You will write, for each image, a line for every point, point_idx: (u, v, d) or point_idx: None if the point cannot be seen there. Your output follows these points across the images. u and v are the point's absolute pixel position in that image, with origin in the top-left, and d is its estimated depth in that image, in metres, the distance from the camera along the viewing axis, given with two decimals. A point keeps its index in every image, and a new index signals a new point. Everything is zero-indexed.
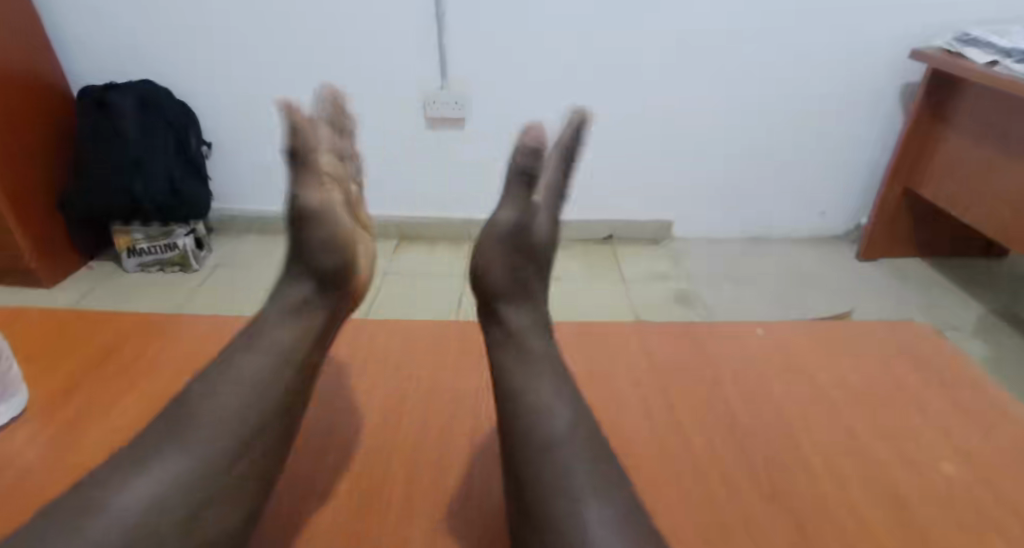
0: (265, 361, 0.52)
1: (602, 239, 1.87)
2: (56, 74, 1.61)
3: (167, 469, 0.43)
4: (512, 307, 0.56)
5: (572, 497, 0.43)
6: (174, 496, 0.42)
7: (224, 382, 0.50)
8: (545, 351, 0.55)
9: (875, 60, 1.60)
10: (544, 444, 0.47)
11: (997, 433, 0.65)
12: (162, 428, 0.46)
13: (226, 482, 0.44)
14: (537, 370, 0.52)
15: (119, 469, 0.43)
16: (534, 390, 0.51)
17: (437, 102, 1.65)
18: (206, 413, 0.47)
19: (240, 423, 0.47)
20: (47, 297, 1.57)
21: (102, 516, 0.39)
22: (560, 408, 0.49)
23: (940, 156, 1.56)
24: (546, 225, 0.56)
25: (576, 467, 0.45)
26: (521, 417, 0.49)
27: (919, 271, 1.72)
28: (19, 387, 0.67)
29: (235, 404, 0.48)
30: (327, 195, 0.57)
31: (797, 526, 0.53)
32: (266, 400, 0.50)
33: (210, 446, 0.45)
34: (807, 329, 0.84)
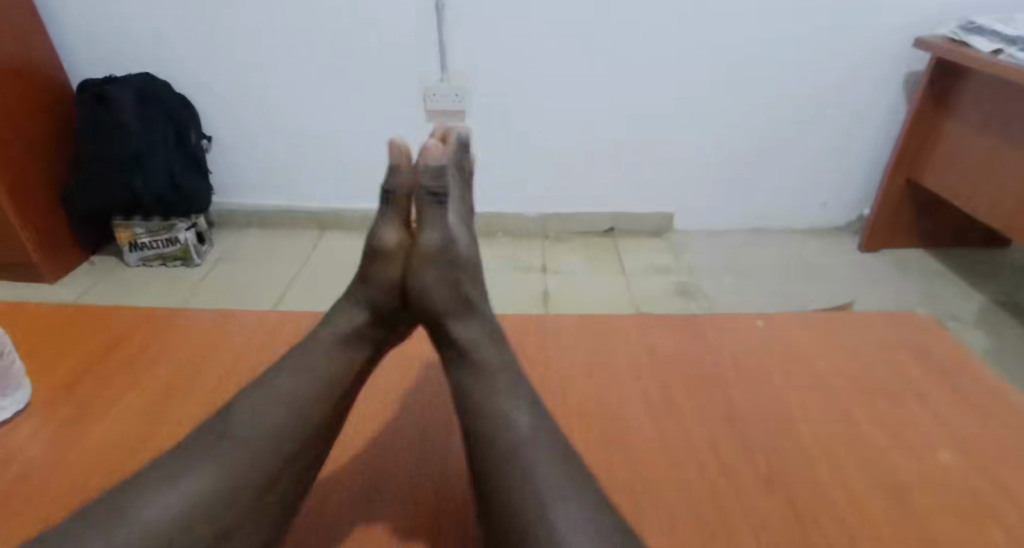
0: (305, 387, 0.54)
1: (602, 232, 1.87)
2: (55, 68, 1.61)
3: (204, 483, 0.44)
4: (460, 323, 0.60)
5: (536, 500, 0.43)
6: (209, 513, 0.43)
7: (266, 402, 0.52)
8: (501, 363, 0.56)
9: (878, 49, 1.59)
10: (510, 449, 0.47)
11: (997, 423, 0.65)
12: (204, 439, 0.48)
13: (255, 506, 0.46)
14: (494, 383, 0.53)
15: (160, 477, 0.44)
16: (495, 404, 0.51)
17: (437, 94, 1.67)
18: (248, 432, 0.49)
19: (280, 446, 0.50)
20: (50, 292, 1.57)
21: (139, 524, 0.40)
22: (520, 416, 0.50)
23: (943, 146, 1.55)
24: (466, 236, 0.65)
25: (545, 472, 0.45)
26: (487, 427, 0.49)
27: (922, 262, 1.71)
28: (23, 382, 0.68)
29: (274, 427, 0.50)
30: (393, 236, 0.65)
31: (797, 517, 0.53)
32: (302, 429, 0.52)
33: (249, 467, 0.47)
34: (808, 320, 0.84)
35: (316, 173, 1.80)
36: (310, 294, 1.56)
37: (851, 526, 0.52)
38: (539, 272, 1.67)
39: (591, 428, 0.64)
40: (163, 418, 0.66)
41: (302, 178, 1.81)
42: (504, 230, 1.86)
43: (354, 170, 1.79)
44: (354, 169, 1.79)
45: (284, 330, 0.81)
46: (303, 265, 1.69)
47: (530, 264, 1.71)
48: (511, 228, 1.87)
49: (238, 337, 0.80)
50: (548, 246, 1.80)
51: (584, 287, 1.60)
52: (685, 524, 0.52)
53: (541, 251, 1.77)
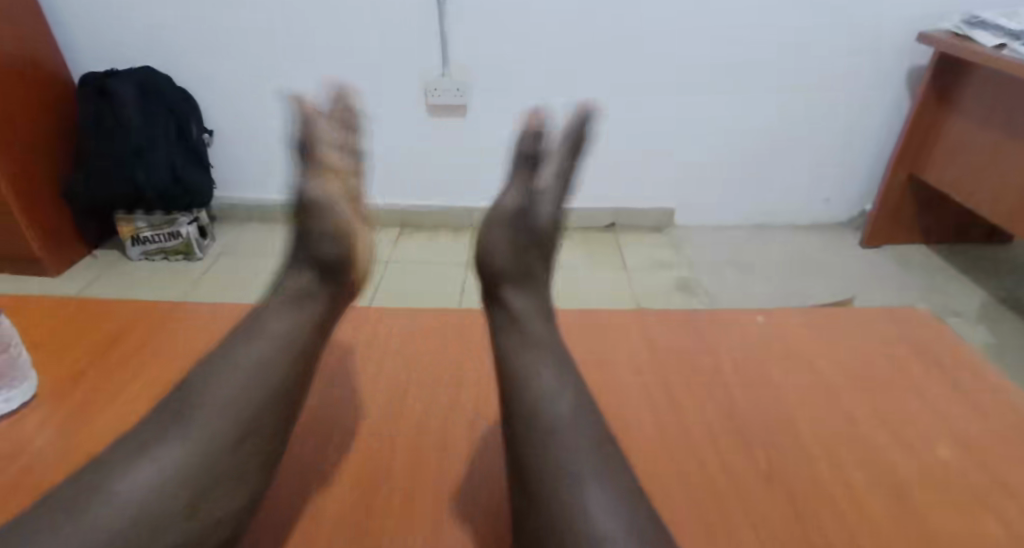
0: (267, 352, 0.54)
1: (604, 227, 1.87)
2: (57, 61, 1.61)
3: (166, 460, 0.45)
4: (515, 291, 0.58)
5: (574, 484, 0.43)
6: (176, 486, 0.44)
7: (225, 372, 0.52)
8: (545, 336, 0.56)
9: (882, 43, 1.58)
10: (547, 427, 0.47)
11: (995, 418, 0.65)
12: (164, 416, 0.48)
13: (226, 472, 0.47)
14: (538, 355, 0.53)
15: (123, 458, 0.45)
16: (536, 379, 0.51)
17: (438, 89, 1.63)
18: (207, 404, 0.49)
19: (244, 412, 0.50)
20: (53, 285, 1.58)
21: (106, 506, 0.41)
22: (560, 396, 0.50)
23: (945, 141, 1.55)
24: (554, 208, 0.59)
25: (580, 454, 0.45)
26: (527, 402, 0.49)
27: (923, 258, 1.71)
28: (29, 373, 0.68)
29: (234, 395, 0.50)
30: (328, 188, 0.61)
31: (798, 513, 0.53)
32: (269, 390, 0.52)
33: (211, 438, 0.47)
34: (808, 315, 0.84)
35: None
36: None
37: (849, 522, 0.52)
38: None
39: None
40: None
41: None
42: None
43: None
44: None
45: None
46: None
47: None
48: None
49: None
50: None
51: (585, 283, 1.60)
52: (678, 522, 0.52)
53: None
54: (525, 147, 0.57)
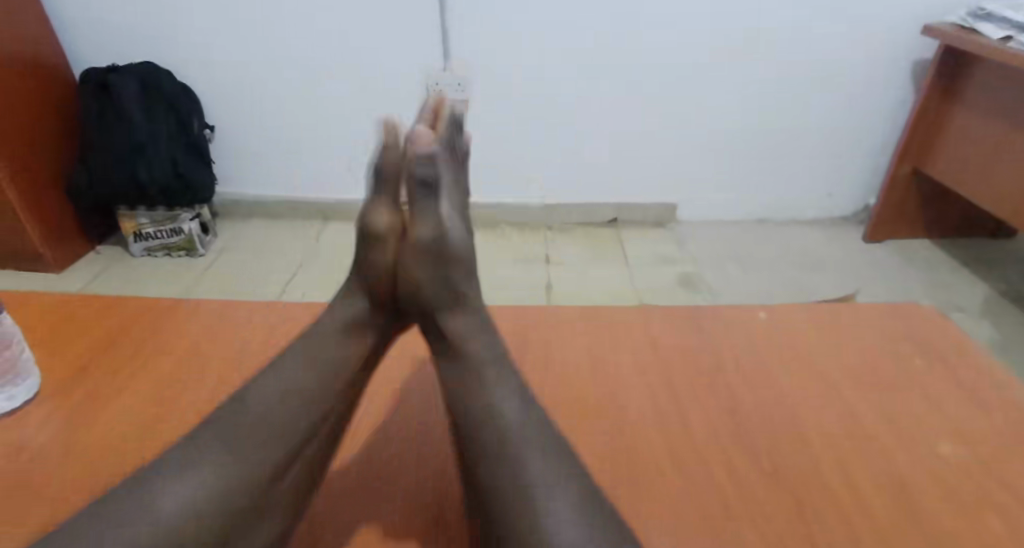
0: (321, 374, 0.54)
1: (606, 222, 1.86)
2: (59, 58, 1.61)
3: (225, 472, 0.44)
4: (454, 315, 0.56)
5: (529, 489, 0.43)
6: (233, 502, 0.43)
7: (279, 391, 0.51)
8: (490, 347, 0.54)
9: (887, 36, 1.57)
10: (499, 441, 0.46)
11: (1000, 414, 0.65)
12: (214, 430, 0.47)
13: (273, 494, 0.46)
14: (481, 371, 0.52)
15: (180, 466, 0.44)
16: (488, 393, 0.50)
17: (440, 83, 1.63)
18: (265, 422, 0.49)
19: (290, 438, 0.49)
20: (56, 281, 1.59)
21: (168, 513, 0.40)
22: (509, 402, 0.49)
23: (950, 135, 1.54)
24: (458, 228, 0.57)
25: (537, 461, 0.45)
26: (475, 415, 0.49)
27: (927, 252, 1.70)
28: (31, 371, 0.69)
29: (291, 416, 0.50)
30: (386, 221, 0.58)
31: (801, 514, 0.53)
32: (312, 418, 0.51)
33: (268, 458, 0.47)
34: (810, 310, 0.83)
35: (318, 164, 1.79)
36: (314, 285, 1.56)
37: (854, 522, 0.52)
38: (542, 263, 1.66)
39: (594, 417, 0.64)
40: (167, 407, 0.66)
41: (305, 168, 1.81)
42: (505, 221, 1.85)
43: (357, 161, 1.78)
44: (357, 160, 1.78)
45: (286, 321, 0.81)
46: (306, 256, 1.69)
47: (532, 255, 1.70)
48: (513, 218, 1.85)
49: (241, 328, 0.80)
50: (550, 236, 1.80)
51: (587, 279, 1.59)
52: (678, 523, 0.52)
53: (544, 242, 1.77)
54: (413, 170, 0.54)
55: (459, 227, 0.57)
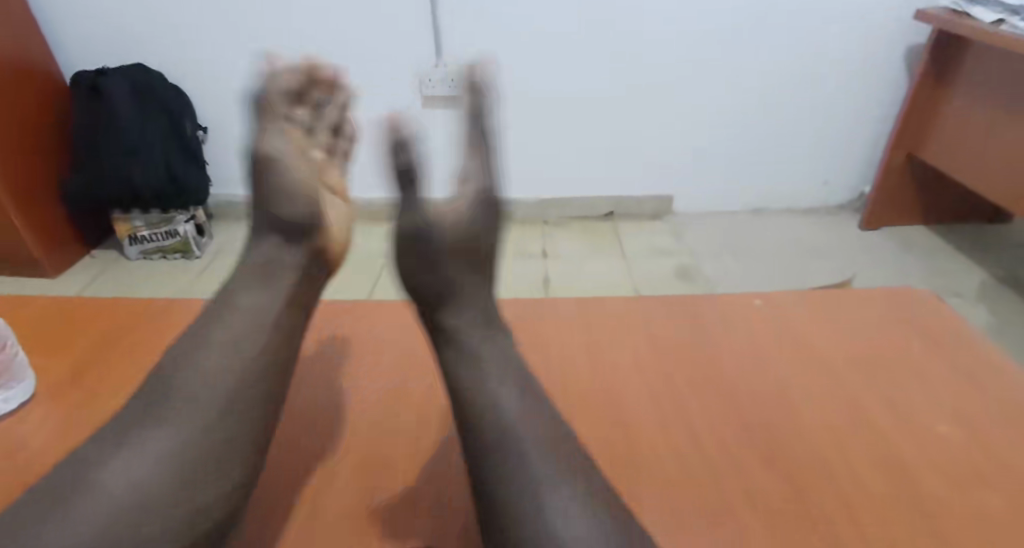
0: (247, 327, 0.51)
1: (602, 216, 1.86)
2: (49, 61, 1.60)
3: (154, 445, 0.43)
4: (449, 312, 0.52)
5: (532, 478, 0.42)
6: (164, 472, 0.42)
7: (203, 351, 0.49)
8: (499, 351, 0.51)
9: (881, 23, 1.56)
10: (501, 432, 0.45)
11: (994, 395, 0.65)
12: (143, 404, 0.46)
13: (219, 448, 0.45)
14: (485, 368, 0.49)
15: (104, 448, 0.43)
16: (481, 376, 0.48)
17: (433, 79, 1.62)
18: (183, 386, 0.47)
19: (227, 390, 0.47)
20: (51, 286, 1.58)
21: (91, 498, 0.39)
22: (506, 389, 0.47)
23: (944, 120, 1.53)
24: (468, 215, 0.49)
25: (525, 430, 0.45)
26: (465, 395, 0.47)
27: (923, 239, 1.70)
28: (26, 373, 0.66)
29: (217, 374, 0.48)
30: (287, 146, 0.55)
31: (807, 511, 0.51)
32: (251, 363, 0.50)
33: (196, 421, 0.45)
34: (806, 297, 0.83)
35: None
36: None
37: (858, 514, 0.51)
38: (539, 258, 1.66)
39: (592, 408, 0.64)
40: None
41: None
42: None
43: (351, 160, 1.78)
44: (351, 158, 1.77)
45: None
46: None
47: (530, 250, 1.70)
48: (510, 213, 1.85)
49: None
50: (547, 230, 1.80)
51: (584, 272, 1.59)
52: (678, 521, 0.51)
53: (541, 237, 1.76)
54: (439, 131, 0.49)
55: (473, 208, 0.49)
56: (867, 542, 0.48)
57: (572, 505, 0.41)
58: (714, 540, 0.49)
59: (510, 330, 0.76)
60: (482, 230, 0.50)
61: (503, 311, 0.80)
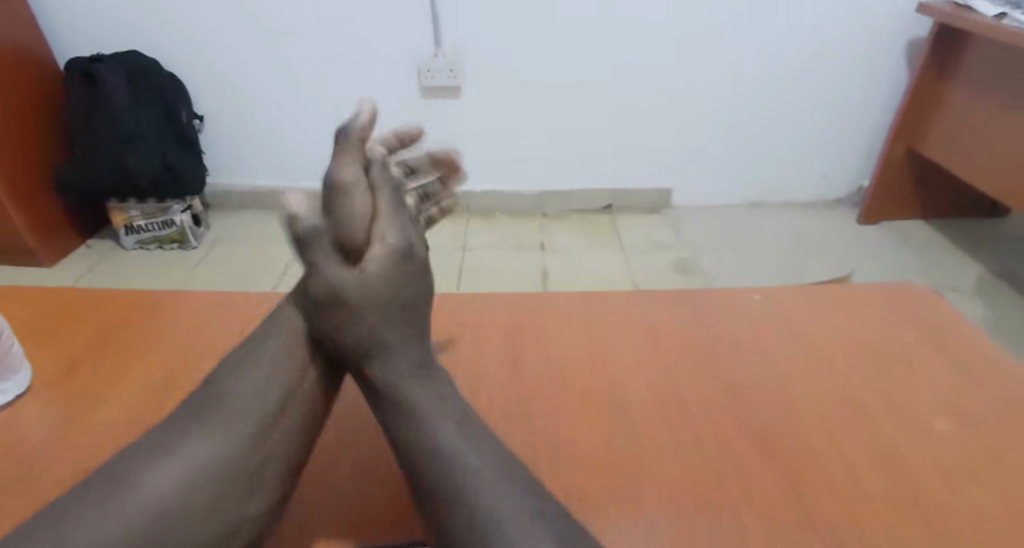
0: (292, 348, 0.49)
1: (601, 209, 1.86)
2: (43, 47, 1.58)
3: (197, 451, 0.41)
4: (375, 366, 0.46)
5: (500, 537, 0.37)
6: (201, 486, 0.39)
7: (254, 364, 0.48)
8: (437, 405, 0.45)
9: (884, 14, 1.55)
10: (451, 488, 0.40)
11: (992, 390, 0.66)
12: (191, 409, 0.44)
13: (263, 467, 0.42)
14: (421, 418, 0.44)
15: (146, 449, 0.41)
16: (420, 432, 0.43)
17: (432, 69, 1.61)
18: (231, 397, 0.45)
19: (277, 408, 0.46)
20: (48, 275, 1.57)
21: (124, 506, 0.37)
22: (445, 425, 0.44)
23: (944, 113, 1.53)
24: (384, 269, 0.44)
25: (476, 465, 0.42)
26: (405, 439, 0.44)
27: (921, 233, 1.71)
28: (24, 365, 0.64)
29: (266, 388, 0.46)
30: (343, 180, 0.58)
31: (806, 511, 0.51)
32: (299, 383, 0.48)
33: (241, 433, 0.43)
34: (806, 291, 0.83)
35: (309, 153, 1.77)
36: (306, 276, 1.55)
37: (856, 507, 0.52)
38: (538, 252, 1.66)
39: (592, 400, 0.65)
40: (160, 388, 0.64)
41: (295, 158, 1.78)
42: (500, 209, 1.85)
43: None
44: None
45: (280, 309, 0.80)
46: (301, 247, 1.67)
47: (528, 244, 1.70)
48: (509, 206, 1.85)
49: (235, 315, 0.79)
50: (545, 224, 1.79)
51: (582, 267, 1.59)
52: (678, 520, 0.50)
53: (539, 230, 1.76)
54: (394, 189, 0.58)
55: (390, 265, 0.44)
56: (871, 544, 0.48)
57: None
58: (715, 540, 0.49)
59: (509, 325, 0.76)
60: (401, 282, 0.45)
61: (503, 304, 0.80)
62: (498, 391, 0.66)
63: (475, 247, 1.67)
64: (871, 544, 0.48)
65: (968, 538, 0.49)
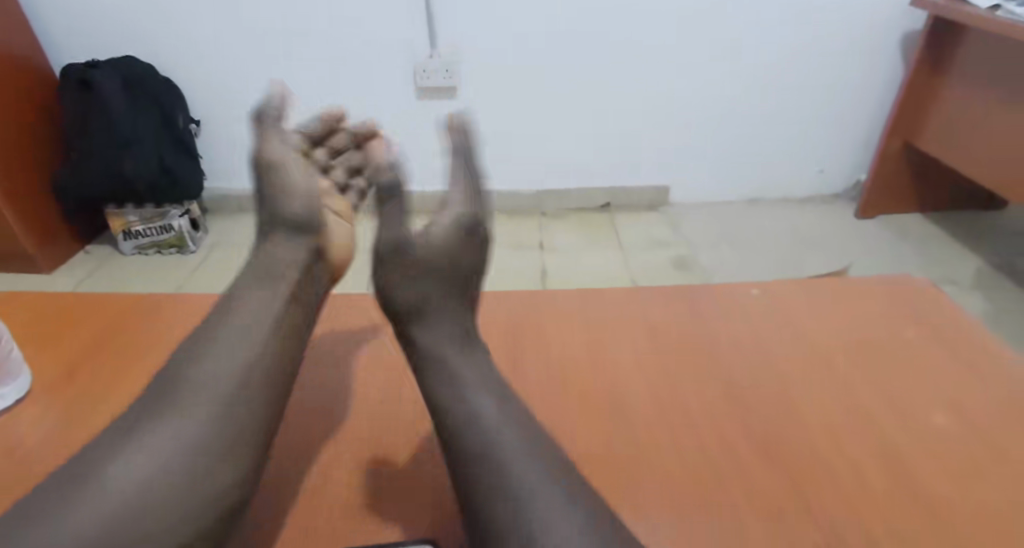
0: (250, 328, 0.51)
1: (599, 208, 1.86)
2: (38, 53, 1.58)
3: (161, 439, 0.42)
4: (423, 326, 0.53)
5: (520, 486, 0.41)
6: (171, 467, 0.41)
7: (211, 349, 0.49)
8: (473, 365, 0.51)
9: (879, 9, 1.55)
10: (478, 443, 0.44)
11: (991, 383, 0.66)
12: (153, 399, 0.46)
13: (230, 445, 0.44)
14: (459, 375, 0.50)
15: (112, 444, 0.42)
16: (457, 388, 0.48)
17: (428, 70, 1.61)
18: (192, 380, 0.46)
19: (236, 388, 0.47)
20: (46, 282, 1.57)
21: (99, 494, 0.38)
22: (483, 398, 0.48)
23: (940, 106, 1.53)
24: (448, 236, 0.54)
25: (508, 438, 0.44)
26: (447, 405, 0.48)
27: (919, 227, 1.71)
28: (22, 370, 0.64)
29: (225, 368, 0.47)
30: (285, 152, 0.61)
31: (807, 509, 0.51)
32: (257, 363, 0.49)
33: (208, 413, 0.45)
34: (804, 286, 0.83)
35: None
36: None
37: (857, 503, 0.52)
38: (537, 250, 1.66)
39: (591, 399, 0.65)
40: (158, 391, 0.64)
41: None
42: (498, 209, 1.85)
43: None
44: None
45: None
46: None
47: (527, 243, 1.70)
48: (507, 205, 1.85)
49: None
50: (544, 223, 1.79)
51: (581, 265, 1.59)
52: (679, 522, 0.50)
53: (538, 229, 1.76)
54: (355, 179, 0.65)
55: (455, 234, 0.54)
56: (872, 542, 0.48)
57: (557, 499, 0.41)
58: (716, 541, 0.49)
59: (508, 324, 0.76)
60: (458, 252, 0.54)
61: (502, 303, 0.80)
62: None
63: None
64: (872, 540, 0.48)
65: (971, 535, 0.49)
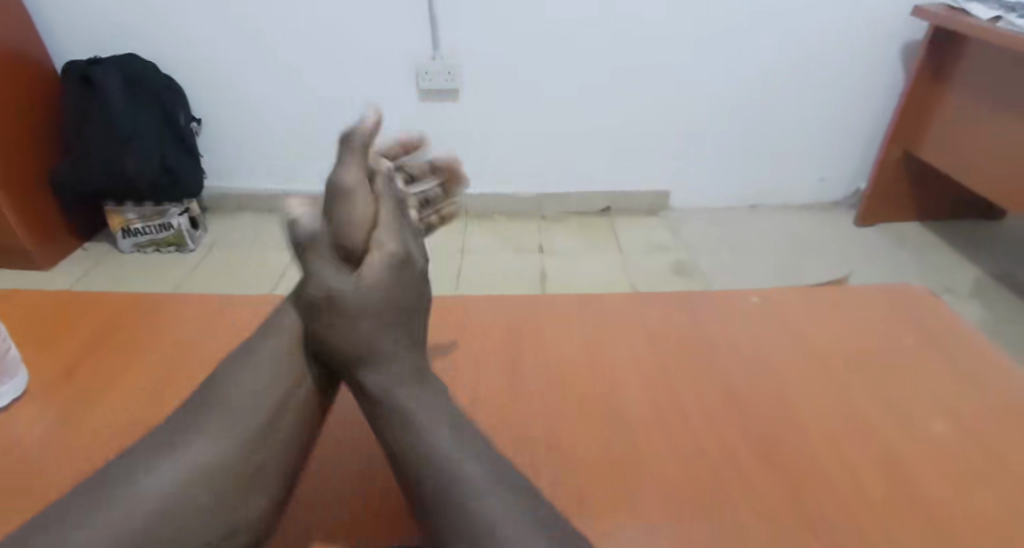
0: (289, 347, 0.51)
1: (599, 212, 1.86)
2: (39, 50, 1.57)
3: (193, 462, 0.42)
4: (372, 370, 0.48)
5: (484, 518, 0.40)
6: (199, 492, 0.41)
7: (249, 369, 0.49)
8: (426, 407, 0.47)
9: (880, 17, 1.56)
10: (436, 486, 0.42)
11: (990, 392, 0.66)
12: (191, 414, 0.46)
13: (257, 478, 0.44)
14: (410, 418, 0.46)
15: (146, 456, 0.43)
16: (407, 430, 0.45)
17: (429, 72, 1.61)
18: (230, 402, 0.46)
19: (269, 417, 0.47)
20: (45, 279, 1.57)
21: (128, 508, 0.39)
22: (440, 433, 0.45)
23: (939, 115, 1.54)
24: (386, 277, 0.48)
25: (474, 475, 0.43)
26: (400, 445, 0.45)
27: (917, 235, 1.71)
28: (19, 369, 0.63)
29: (261, 393, 0.47)
30: None
31: (807, 516, 0.51)
32: (292, 391, 0.49)
33: (240, 439, 0.45)
34: (804, 294, 0.83)
35: (306, 156, 1.77)
36: None
37: (856, 511, 0.51)
38: (536, 254, 1.66)
39: (591, 404, 0.64)
40: (158, 389, 0.64)
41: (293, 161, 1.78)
42: (498, 211, 1.85)
43: None
44: None
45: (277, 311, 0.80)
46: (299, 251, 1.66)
47: (527, 246, 1.69)
48: (507, 208, 1.85)
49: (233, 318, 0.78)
50: (543, 226, 1.79)
51: (580, 269, 1.59)
52: (678, 525, 0.50)
53: (537, 232, 1.76)
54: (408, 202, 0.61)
55: (389, 273, 0.48)
56: (870, 545, 0.48)
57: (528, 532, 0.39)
58: (715, 543, 0.49)
59: (508, 329, 0.76)
60: (393, 289, 0.48)
61: (502, 307, 0.80)
62: (497, 395, 0.65)
63: (474, 250, 1.67)
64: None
65: (969, 541, 0.49)
